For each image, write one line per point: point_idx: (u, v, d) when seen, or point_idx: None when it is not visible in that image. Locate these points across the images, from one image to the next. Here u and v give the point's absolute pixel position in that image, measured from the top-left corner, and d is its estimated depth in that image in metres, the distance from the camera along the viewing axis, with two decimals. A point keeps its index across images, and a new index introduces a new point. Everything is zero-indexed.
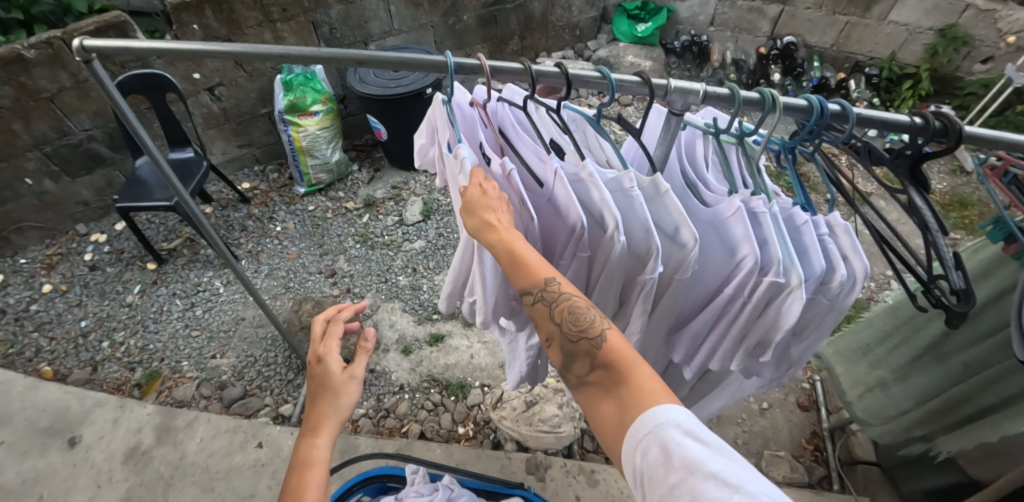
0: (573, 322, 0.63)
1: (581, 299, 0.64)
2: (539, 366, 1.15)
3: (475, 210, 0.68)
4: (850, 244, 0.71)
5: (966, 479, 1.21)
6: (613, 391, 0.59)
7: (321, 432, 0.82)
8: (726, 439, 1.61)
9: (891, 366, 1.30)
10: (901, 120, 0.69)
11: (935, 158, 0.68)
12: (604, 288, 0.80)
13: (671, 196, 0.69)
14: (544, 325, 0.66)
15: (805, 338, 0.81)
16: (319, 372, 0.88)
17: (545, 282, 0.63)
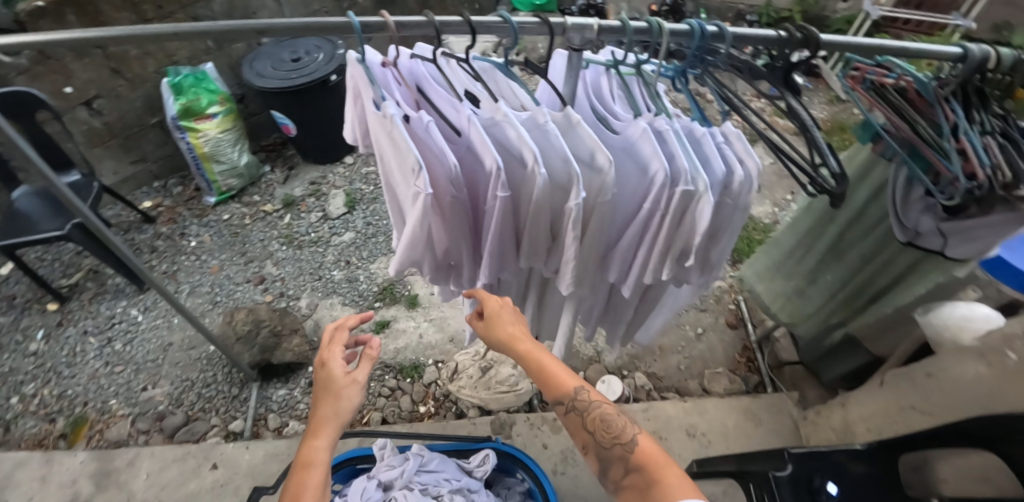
0: (604, 428, 0.71)
1: (610, 406, 0.73)
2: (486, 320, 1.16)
3: (505, 324, 0.84)
4: (743, 149, 0.78)
5: (872, 356, 1.40)
6: (645, 492, 0.63)
7: (320, 432, 0.74)
8: (671, 367, 1.70)
9: (800, 272, 1.44)
10: (767, 35, 0.78)
11: (801, 66, 0.79)
12: (533, 224, 0.82)
13: (583, 125, 0.75)
14: (581, 436, 0.74)
15: (723, 242, 0.86)
16: (323, 377, 0.81)
17: (573, 390, 0.74)
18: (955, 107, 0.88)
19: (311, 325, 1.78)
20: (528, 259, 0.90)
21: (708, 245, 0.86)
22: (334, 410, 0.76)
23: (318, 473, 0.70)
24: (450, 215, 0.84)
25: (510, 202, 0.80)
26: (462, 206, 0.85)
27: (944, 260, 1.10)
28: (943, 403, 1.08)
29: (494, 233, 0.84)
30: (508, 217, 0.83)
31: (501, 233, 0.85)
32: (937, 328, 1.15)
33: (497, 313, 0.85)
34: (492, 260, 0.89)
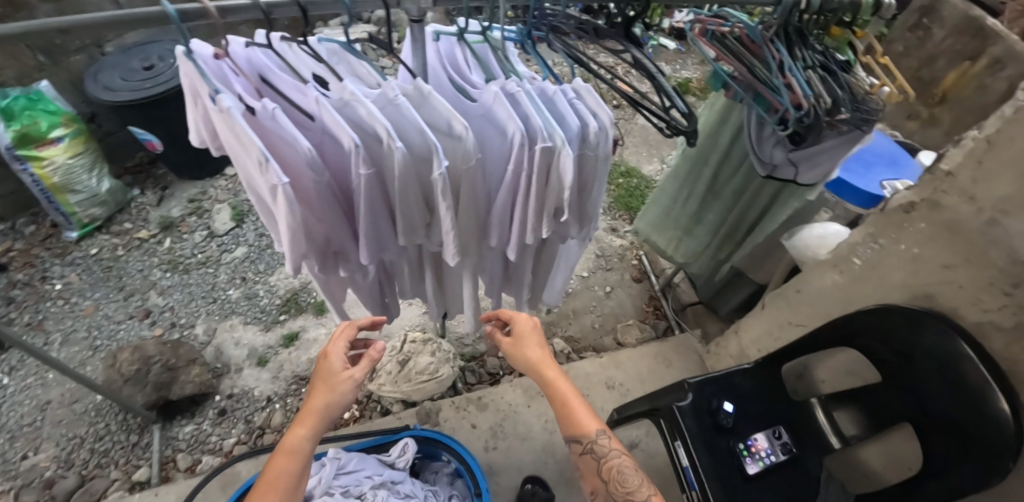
0: (618, 480, 0.90)
1: (625, 461, 0.91)
2: (390, 301, 1.13)
3: (536, 349, 0.98)
4: (594, 102, 0.79)
5: (758, 285, 1.54)
6: None
7: (305, 423, 0.84)
8: (586, 327, 1.77)
9: (687, 215, 1.53)
10: None
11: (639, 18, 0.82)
12: (402, 200, 0.78)
13: (435, 95, 0.73)
14: (593, 477, 0.94)
15: (595, 194, 0.88)
16: (323, 371, 0.90)
17: (593, 434, 0.92)
18: (779, 47, 0.95)
19: (211, 351, 1.67)
20: (408, 236, 0.86)
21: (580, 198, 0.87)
22: (325, 406, 0.85)
23: (291, 463, 0.82)
24: (316, 204, 0.77)
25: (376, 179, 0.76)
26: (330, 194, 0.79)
27: (797, 187, 1.23)
28: (812, 314, 1.21)
29: (365, 213, 0.80)
30: (377, 196, 0.79)
31: (372, 213, 0.80)
32: (801, 248, 1.28)
33: (530, 338, 0.99)
34: (369, 241, 0.84)
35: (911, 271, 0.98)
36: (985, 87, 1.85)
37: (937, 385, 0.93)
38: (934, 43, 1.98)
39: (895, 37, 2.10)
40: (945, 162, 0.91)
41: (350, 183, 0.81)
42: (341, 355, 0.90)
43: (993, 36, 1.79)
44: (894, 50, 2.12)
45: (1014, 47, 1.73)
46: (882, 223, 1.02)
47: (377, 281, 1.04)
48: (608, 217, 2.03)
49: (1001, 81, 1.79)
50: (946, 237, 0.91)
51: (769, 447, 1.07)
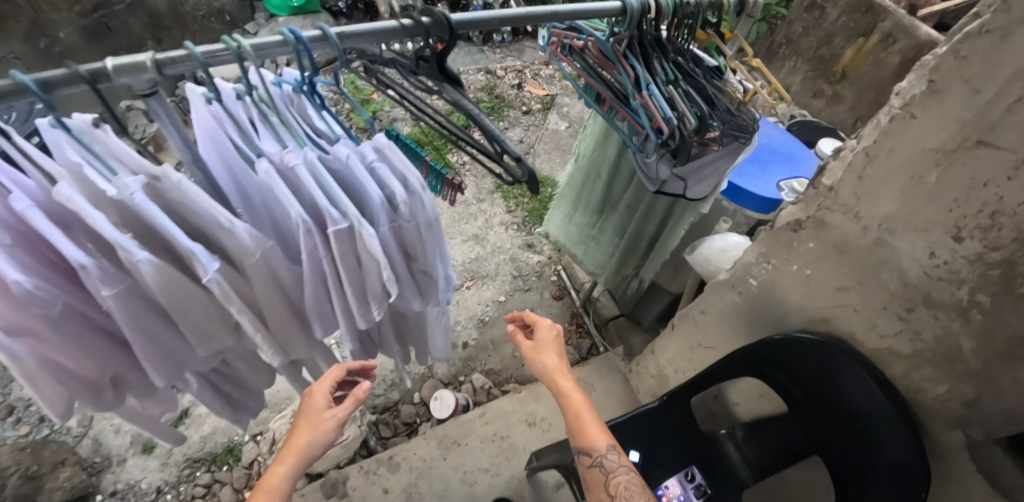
0: (624, 497, 0.77)
1: (634, 477, 0.79)
2: (243, 397, 0.95)
3: (556, 357, 0.88)
4: (401, 162, 0.63)
5: (672, 294, 1.51)
6: None
7: (286, 459, 0.71)
8: (506, 356, 1.72)
9: (591, 227, 1.44)
10: (390, 27, 0.63)
11: (450, 51, 0.67)
12: (179, 314, 0.63)
13: (187, 184, 0.57)
14: (598, 491, 0.80)
15: (434, 258, 0.74)
16: (308, 404, 0.77)
17: (603, 447, 0.79)
18: (633, 62, 0.84)
19: (87, 445, 1.48)
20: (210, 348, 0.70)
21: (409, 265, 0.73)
22: (309, 442, 0.73)
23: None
24: (62, 333, 0.60)
25: (132, 296, 0.59)
26: (80, 316, 0.62)
27: (688, 202, 1.13)
28: (718, 334, 1.13)
29: (134, 337, 0.62)
30: (147, 313, 0.62)
31: (145, 336, 0.64)
32: (705, 261, 1.20)
33: (551, 344, 0.89)
34: (155, 364, 0.67)
35: (805, 293, 0.90)
36: (880, 61, 2.06)
37: (848, 413, 0.85)
38: (829, 23, 2.18)
39: (794, 19, 2.30)
40: (826, 176, 0.81)
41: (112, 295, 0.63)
42: (326, 388, 0.78)
43: (882, 12, 2.01)
44: (794, 31, 2.32)
45: (902, 21, 1.95)
46: (771, 242, 0.92)
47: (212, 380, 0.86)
48: (523, 233, 1.97)
49: (894, 54, 2.00)
50: (836, 257, 0.82)
51: (682, 492, 1.00)
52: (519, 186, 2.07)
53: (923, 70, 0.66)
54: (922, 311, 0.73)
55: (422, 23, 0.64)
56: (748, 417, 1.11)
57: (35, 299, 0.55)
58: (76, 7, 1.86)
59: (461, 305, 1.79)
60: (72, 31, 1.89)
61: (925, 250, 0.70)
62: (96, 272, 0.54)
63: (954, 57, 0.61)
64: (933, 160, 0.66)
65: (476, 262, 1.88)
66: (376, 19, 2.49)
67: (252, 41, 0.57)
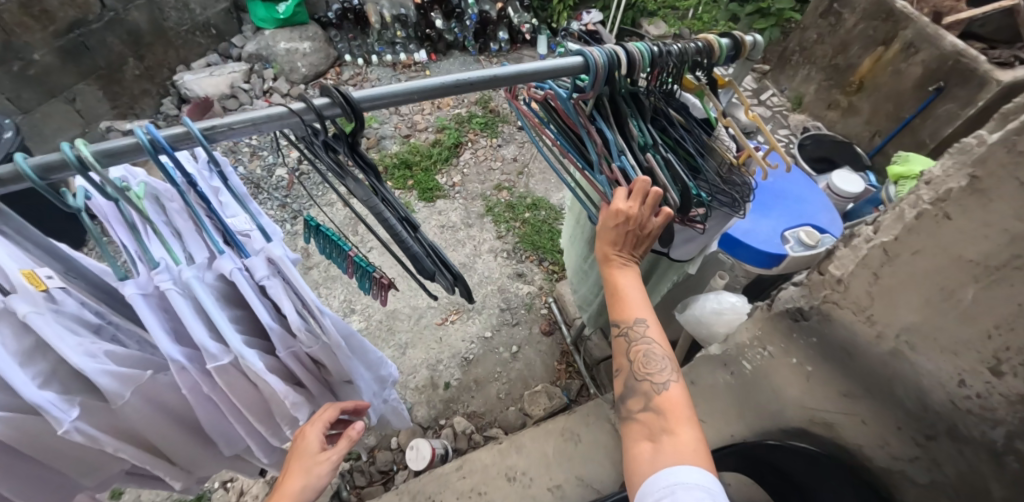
0: (642, 363, 0.71)
1: (660, 349, 0.71)
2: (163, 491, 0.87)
3: (610, 240, 0.73)
4: (294, 280, 0.55)
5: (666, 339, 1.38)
6: (653, 435, 0.65)
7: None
8: (490, 399, 1.56)
9: (582, 260, 1.28)
10: (279, 112, 0.52)
11: (363, 137, 0.56)
12: (38, 450, 0.59)
13: (33, 319, 0.50)
14: (617, 356, 0.74)
15: (349, 367, 0.65)
16: (298, 445, 0.61)
17: (632, 319, 0.72)
18: (600, 125, 0.72)
19: None
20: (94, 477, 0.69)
21: (325, 373, 0.67)
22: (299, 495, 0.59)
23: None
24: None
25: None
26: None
27: (672, 261, 1.02)
28: None
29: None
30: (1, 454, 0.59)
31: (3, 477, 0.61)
32: (698, 324, 1.08)
33: (611, 233, 0.72)
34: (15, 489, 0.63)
35: (806, 390, 0.80)
36: (899, 72, 1.94)
37: None
38: (846, 29, 2.09)
39: (808, 25, 2.22)
40: (835, 265, 0.71)
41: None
42: (322, 426, 0.63)
43: (904, 20, 1.90)
44: (808, 38, 2.23)
45: (924, 30, 1.84)
46: (768, 328, 0.84)
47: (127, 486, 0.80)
48: (513, 261, 1.81)
49: (916, 66, 1.89)
50: (844, 361, 0.74)
51: None
52: (511, 208, 1.92)
53: (961, 155, 0.54)
54: (944, 441, 0.66)
55: (314, 105, 0.53)
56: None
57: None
58: (49, 27, 1.78)
59: (445, 342, 1.65)
60: (49, 52, 1.81)
61: (949, 373, 0.62)
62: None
63: (1008, 151, 0.49)
64: (971, 273, 0.56)
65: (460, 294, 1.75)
66: (368, 31, 2.42)
67: (97, 144, 0.47)
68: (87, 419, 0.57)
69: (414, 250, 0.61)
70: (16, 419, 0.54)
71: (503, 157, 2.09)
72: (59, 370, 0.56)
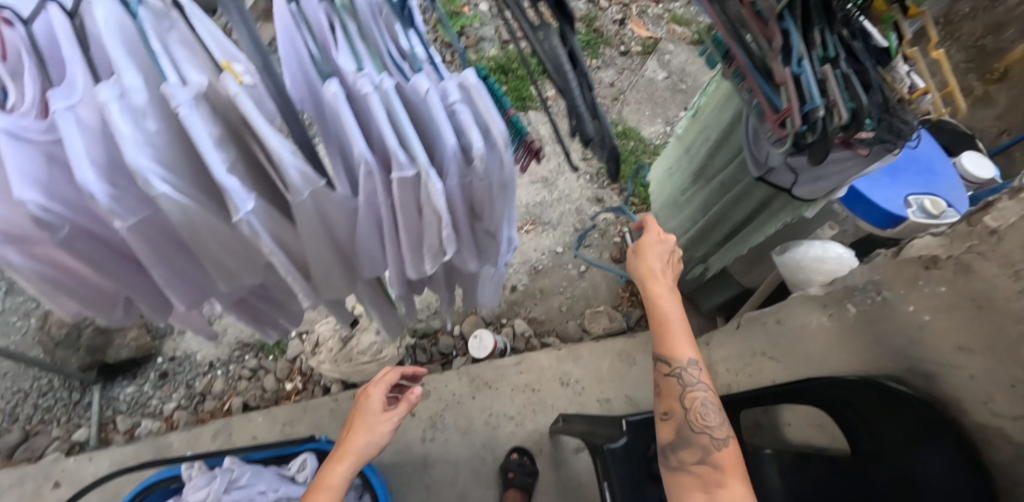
0: (700, 412, 0.77)
1: (711, 396, 0.78)
2: (276, 316, 0.97)
3: (653, 263, 0.85)
4: (485, 109, 0.54)
5: (741, 288, 1.43)
6: (711, 487, 0.72)
7: (345, 460, 0.77)
8: (552, 310, 1.63)
9: (677, 195, 1.35)
10: None
11: None
12: (202, 252, 0.64)
13: (242, 100, 0.48)
14: (670, 399, 0.80)
15: (497, 219, 0.65)
16: (364, 408, 0.84)
17: (685, 359, 0.79)
18: (789, 27, 0.68)
19: None
20: (229, 282, 0.72)
21: (473, 220, 0.66)
22: (366, 443, 0.79)
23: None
24: (78, 249, 0.61)
25: (185, 215, 0.57)
26: (167, 240, 0.63)
27: (791, 198, 1.02)
28: (789, 350, 1.06)
29: (152, 259, 0.62)
30: (165, 241, 0.63)
31: (167, 262, 0.65)
32: (793, 270, 1.11)
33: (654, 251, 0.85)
34: (176, 284, 0.69)
35: (915, 341, 0.81)
36: None
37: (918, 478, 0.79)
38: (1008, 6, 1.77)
39: None
40: (992, 217, 0.69)
41: (167, 227, 0.61)
42: (382, 391, 0.85)
43: None
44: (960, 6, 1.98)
45: None
46: (891, 272, 0.84)
47: (245, 300, 0.86)
48: (594, 186, 1.81)
49: None
50: (971, 313, 0.72)
51: None
52: None
53: None
54: None
55: None
56: (796, 442, 1.06)
57: (42, 219, 0.53)
58: None
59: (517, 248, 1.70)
60: None
61: None
62: (105, 202, 0.51)
63: None
64: None
65: (539, 207, 1.76)
66: None
67: None
68: (260, 216, 0.59)
69: (579, 109, 0.58)
70: (199, 218, 0.59)
71: (600, 80, 2.03)
72: (239, 167, 0.60)
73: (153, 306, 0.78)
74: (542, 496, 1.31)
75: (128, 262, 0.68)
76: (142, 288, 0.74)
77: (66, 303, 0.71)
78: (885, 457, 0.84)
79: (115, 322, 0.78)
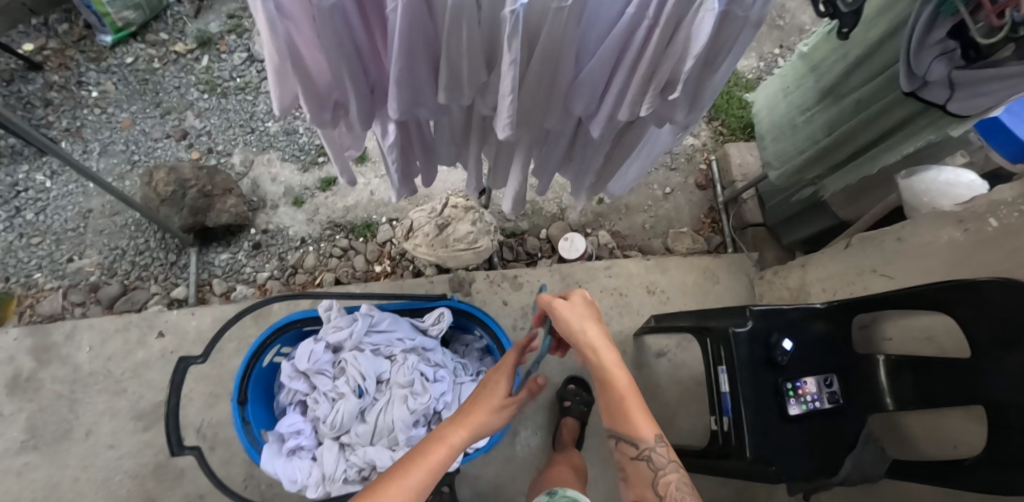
0: (674, 496, 0.75)
1: (683, 478, 0.78)
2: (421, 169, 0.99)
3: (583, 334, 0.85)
4: None
5: (836, 220, 1.43)
6: None
7: (467, 428, 0.77)
8: (635, 226, 1.67)
9: (793, 115, 1.32)
10: None
11: None
12: (450, 54, 0.60)
13: None
14: (642, 489, 0.79)
15: (720, 68, 0.66)
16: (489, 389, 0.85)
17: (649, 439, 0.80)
18: None
19: (248, 184, 1.60)
20: (450, 94, 0.67)
21: (700, 71, 0.67)
22: (485, 422, 0.80)
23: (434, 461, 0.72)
24: (324, 28, 0.54)
25: (461, 10, 0.53)
26: (419, 40, 0.58)
27: (942, 115, 1.02)
28: (906, 264, 1.13)
29: (399, 55, 0.58)
30: (418, 32, 0.57)
31: (406, 63, 0.60)
32: (918, 194, 1.14)
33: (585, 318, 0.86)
34: (402, 92, 0.64)
35: None
36: None
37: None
38: None
39: None
40: None
41: (427, 20, 0.56)
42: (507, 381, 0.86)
43: None
44: None
45: None
46: None
47: (412, 133, 0.85)
48: None
49: None
50: None
51: (817, 392, 1.02)
52: None
53: None
54: None
55: None
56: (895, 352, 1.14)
57: None
58: None
59: None
60: None
61: None
62: None
63: None
64: None
65: None
66: None
67: None
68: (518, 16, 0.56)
69: None
70: (470, 15, 0.54)
71: None
72: None
73: (364, 116, 0.71)
74: None
75: (356, 61, 0.63)
76: (361, 94, 0.68)
77: (288, 85, 0.64)
78: (996, 342, 0.88)
79: (321, 123, 0.71)
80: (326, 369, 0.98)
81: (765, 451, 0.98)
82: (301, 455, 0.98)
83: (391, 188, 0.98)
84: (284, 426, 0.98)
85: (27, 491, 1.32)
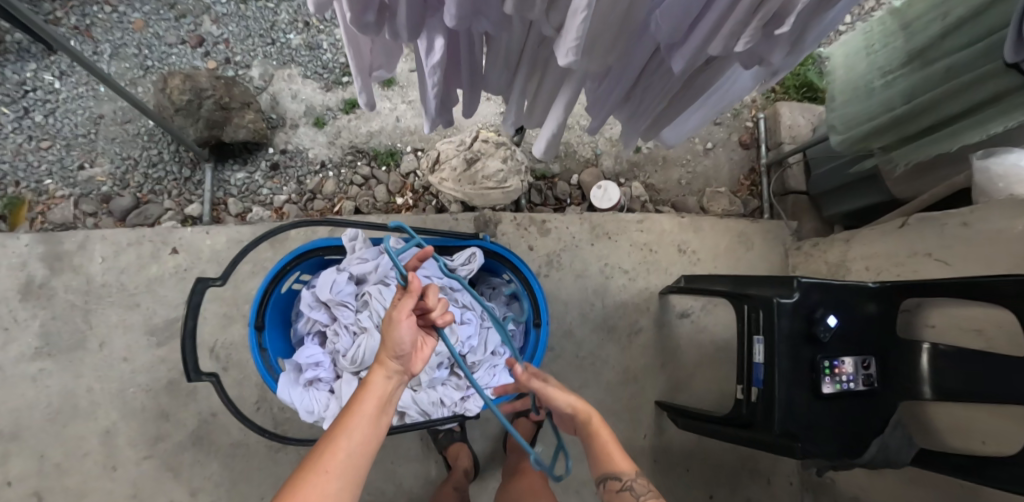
0: None
1: None
2: (464, 97, 0.90)
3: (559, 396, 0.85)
4: None
5: (888, 197, 1.32)
6: None
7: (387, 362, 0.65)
8: (670, 181, 1.59)
9: (873, 77, 1.20)
10: None
11: None
12: None
13: None
14: None
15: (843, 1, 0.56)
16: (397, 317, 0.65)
17: (628, 470, 0.72)
18: None
19: (267, 99, 1.51)
20: (519, 3, 0.57)
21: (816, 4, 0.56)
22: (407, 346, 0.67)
23: (364, 417, 0.62)
24: None
25: None
26: None
27: None
28: (966, 252, 1.04)
29: None
30: None
31: None
32: (995, 177, 1.03)
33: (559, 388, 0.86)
34: None
35: None
36: None
37: None
38: None
39: None
40: None
41: None
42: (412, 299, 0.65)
43: None
44: None
45: None
46: None
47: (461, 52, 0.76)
48: None
49: None
50: None
51: (853, 373, 0.98)
52: None
53: None
54: None
55: None
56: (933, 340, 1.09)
57: None
58: None
59: None
60: None
61: None
62: None
63: None
64: None
65: None
66: None
67: None
68: None
69: None
70: None
71: None
72: None
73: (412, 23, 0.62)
74: (639, 349, 1.39)
75: None
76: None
77: None
78: None
79: (362, 27, 0.61)
80: (349, 301, 0.98)
81: (794, 426, 0.94)
82: (318, 386, 0.97)
83: (426, 117, 0.89)
84: (303, 358, 0.97)
85: (44, 396, 1.34)
